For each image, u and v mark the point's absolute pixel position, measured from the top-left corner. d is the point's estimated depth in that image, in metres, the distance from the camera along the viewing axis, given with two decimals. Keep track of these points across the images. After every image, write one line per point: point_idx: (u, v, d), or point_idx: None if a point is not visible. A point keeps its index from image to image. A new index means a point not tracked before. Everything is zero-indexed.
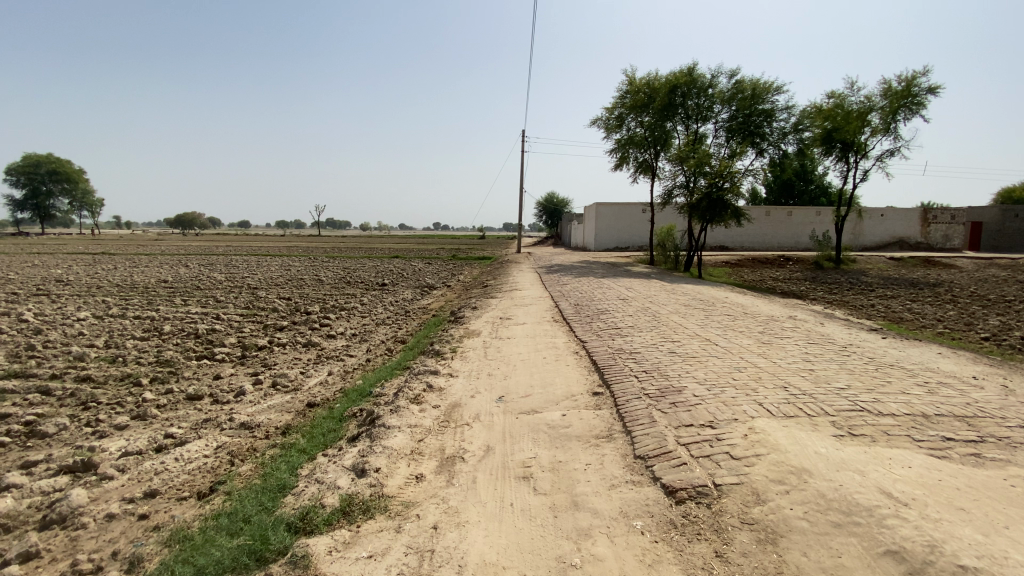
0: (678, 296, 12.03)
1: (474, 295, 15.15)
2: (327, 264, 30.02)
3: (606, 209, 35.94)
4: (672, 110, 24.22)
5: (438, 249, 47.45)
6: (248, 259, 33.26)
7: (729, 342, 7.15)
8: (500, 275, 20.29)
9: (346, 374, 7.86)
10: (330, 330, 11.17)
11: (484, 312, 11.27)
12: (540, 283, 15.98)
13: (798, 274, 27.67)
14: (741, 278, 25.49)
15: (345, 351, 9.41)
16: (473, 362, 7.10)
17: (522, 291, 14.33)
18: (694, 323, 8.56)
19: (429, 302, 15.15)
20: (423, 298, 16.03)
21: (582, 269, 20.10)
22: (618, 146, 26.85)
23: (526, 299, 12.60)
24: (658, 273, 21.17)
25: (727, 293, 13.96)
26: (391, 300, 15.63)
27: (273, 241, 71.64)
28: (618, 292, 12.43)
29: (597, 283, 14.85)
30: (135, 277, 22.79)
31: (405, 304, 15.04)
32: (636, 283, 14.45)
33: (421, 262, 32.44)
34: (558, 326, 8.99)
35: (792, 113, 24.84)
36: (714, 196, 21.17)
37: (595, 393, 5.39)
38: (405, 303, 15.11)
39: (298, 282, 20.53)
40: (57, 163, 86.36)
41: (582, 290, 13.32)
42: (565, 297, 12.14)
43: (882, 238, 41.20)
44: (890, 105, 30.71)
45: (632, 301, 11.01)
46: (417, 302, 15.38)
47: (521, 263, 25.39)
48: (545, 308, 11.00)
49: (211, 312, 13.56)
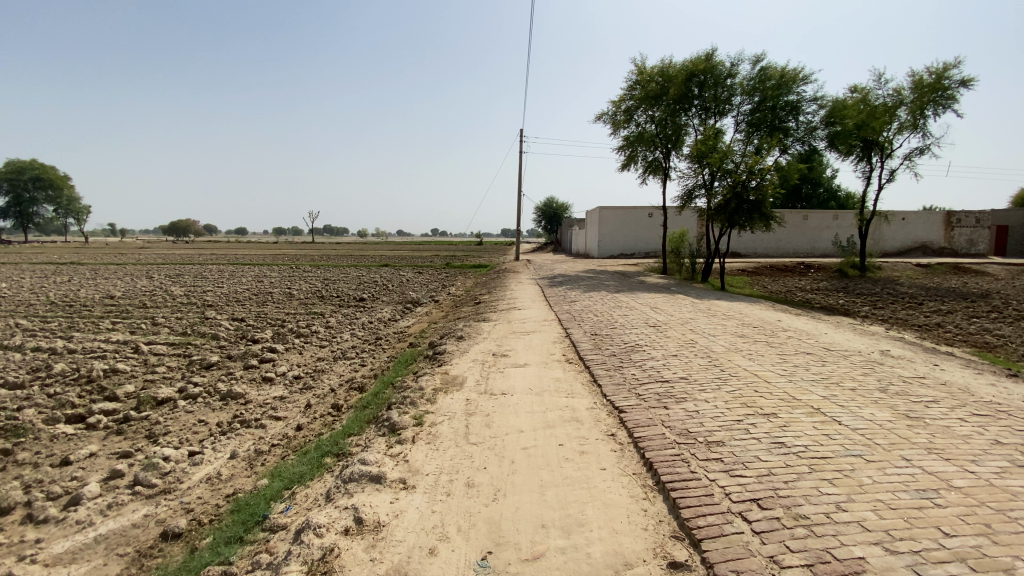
0: (724, 321, 9.33)
1: (464, 315, 12.38)
2: (305, 274, 27.30)
3: (609, 213, 33.43)
4: (688, 102, 21.52)
5: (433, 257, 44.63)
6: (223, 269, 30.39)
7: (856, 415, 4.51)
8: (496, 288, 17.58)
9: (257, 460, 5.18)
10: (267, 371, 8.46)
11: (473, 343, 8.53)
12: (542, 300, 13.31)
13: (824, 284, 25.04)
14: (765, 288, 22.79)
15: (271, 410, 6.66)
16: (447, 451, 4.36)
17: (523, 311, 11.53)
18: (775, 370, 5.90)
19: (409, 324, 12.46)
20: (403, 319, 13.27)
21: (591, 279, 17.49)
22: (626, 144, 24.17)
23: (528, 324, 9.80)
24: (676, 284, 18.56)
25: (775, 313, 11.31)
26: (362, 322, 12.92)
27: (262, 249, 68.96)
28: (645, 314, 9.72)
29: (613, 301, 12.19)
30: (80, 292, 19.97)
31: (378, 327, 12.33)
32: (662, 301, 11.80)
33: (410, 271, 29.80)
34: (576, 372, 6.29)
35: (822, 106, 22.23)
36: (743, 196, 18.33)
37: (672, 564, 2.70)
38: (378, 327, 12.34)
39: (263, 298, 17.76)
40: (43, 169, 83.32)
41: (598, 311, 10.67)
42: (578, 322, 9.45)
43: (904, 243, 38.51)
44: (920, 99, 28.21)
45: (669, 329, 8.34)
46: (395, 324, 12.64)
47: (521, 273, 22.73)
48: (552, 338, 8.33)
49: (131, 342, 10.80)
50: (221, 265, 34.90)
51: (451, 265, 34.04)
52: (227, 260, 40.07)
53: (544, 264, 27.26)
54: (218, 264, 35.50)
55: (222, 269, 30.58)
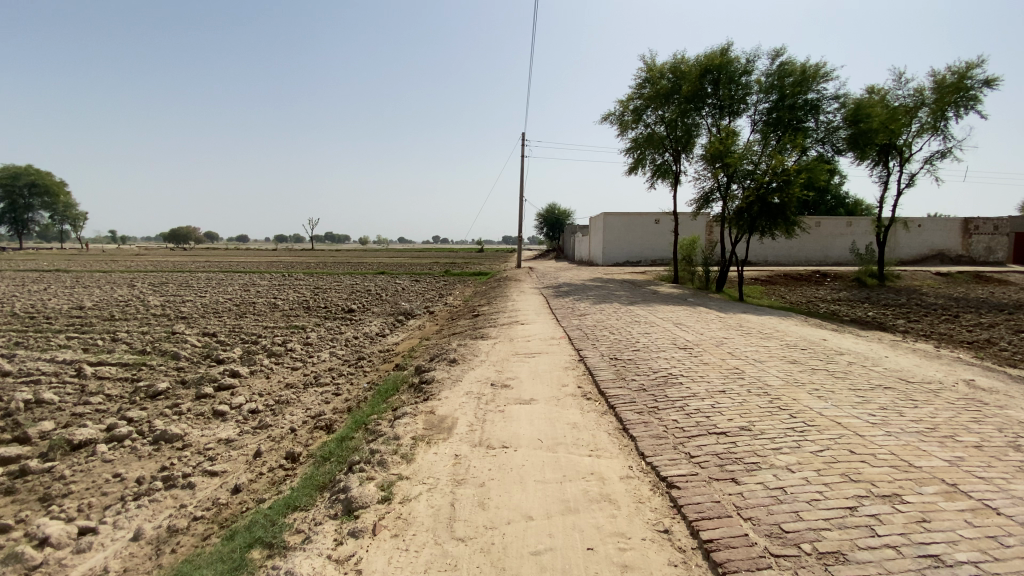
0: (764, 341, 7.95)
1: (459, 331, 10.96)
2: (296, 283, 25.87)
3: (614, 219, 32.16)
4: (701, 100, 20.18)
5: (432, 264, 43.25)
6: (211, 277, 28.99)
7: (1017, 501, 3.13)
8: (496, 298, 16.19)
9: (165, 550, 3.77)
10: (220, 403, 7.03)
11: (468, 367, 7.12)
12: (548, 313, 11.90)
13: (844, 294, 23.57)
14: (784, 298, 21.28)
15: (207, 463, 5.24)
16: (420, 555, 2.95)
17: (526, 328, 10.12)
18: (861, 415, 4.52)
19: (398, 341, 11.04)
20: (391, 335, 11.84)
21: (600, 289, 16.15)
22: (634, 146, 22.96)
23: (533, 344, 8.38)
24: (692, 294, 17.19)
25: (814, 331, 9.92)
26: (345, 339, 11.48)
27: (258, 256, 67.78)
28: (669, 333, 8.35)
29: (629, 315, 10.81)
30: (49, 301, 18.56)
31: (362, 344, 10.89)
32: (685, 316, 10.43)
33: (408, 279, 28.43)
34: (599, 415, 4.90)
35: (844, 106, 20.84)
36: (767, 199, 16.65)
37: None
38: (362, 344, 10.91)
39: (243, 309, 16.35)
40: (40, 176, 82.39)
41: (613, 327, 9.30)
42: (592, 341, 8.09)
43: (920, 251, 36.95)
44: (941, 101, 26.90)
45: (703, 352, 6.98)
46: (381, 341, 11.20)
47: (522, 281, 21.36)
48: (564, 363, 6.94)
49: (76, 363, 9.40)
50: (210, 273, 33.57)
51: (449, 273, 32.66)
52: (218, 268, 38.72)
53: (547, 272, 25.86)
54: (208, 271, 34.29)
55: (209, 277, 29.22)
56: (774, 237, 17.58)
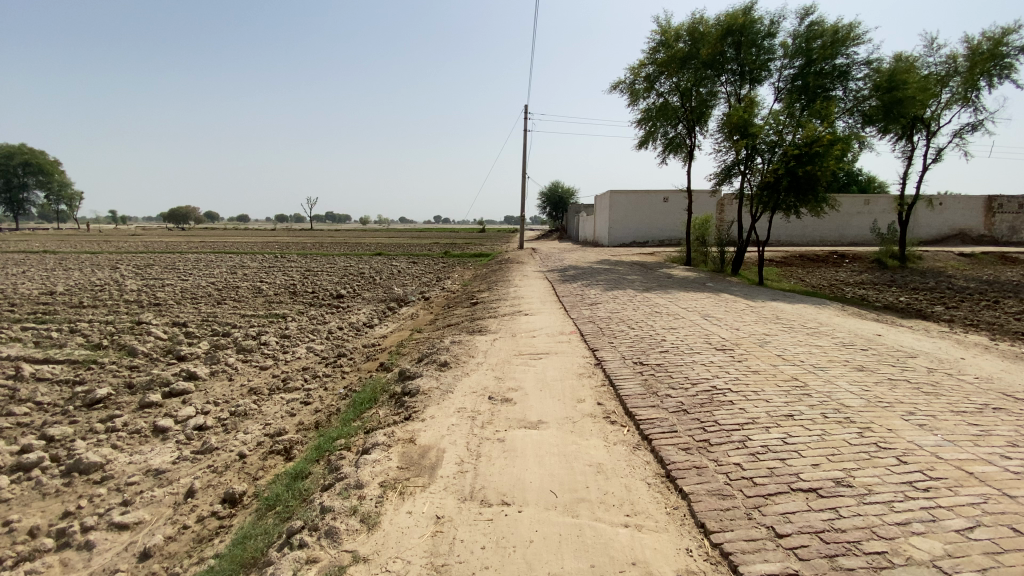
0: (812, 338, 6.72)
1: (455, 322, 9.72)
2: (288, 265, 24.64)
3: (621, 197, 30.70)
4: (721, 65, 18.55)
5: (432, 245, 41.92)
6: (201, 259, 27.79)
7: None
8: (497, 282, 14.94)
9: None
10: (161, 418, 5.82)
11: (461, 373, 5.89)
12: (555, 301, 10.63)
13: (867, 276, 22.18)
14: (804, 282, 19.90)
15: (120, 509, 4.06)
16: None
17: (531, 319, 8.87)
18: (997, 461, 3.29)
19: (386, 333, 9.79)
20: (379, 326, 10.60)
21: (609, 273, 14.87)
22: (646, 118, 21.58)
23: (538, 341, 7.14)
24: (708, 277, 15.90)
25: (859, 323, 8.66)
26: (326, 331, 10.19)
27: (255, 237, 66.59)
28: (698, 328, 7.13)
29: (646, 303, 9.56)
30: (22, 287, 17.39)
31: (344, 337, 9.61)
32: (710, 305, 9.18)
33: (405, 261, 27.15)
34: (629, 453, 3.69)
35: (876, 73, 19.06)
36: (796, 172, 14.98)
37: None
38: (345, 337, 9.66)
39: (225, 294, 15.14)
40: (32, 155, 80.62)
41: (631, 319, 8.07)
42: (610, 338, 6.87)
43: (941, 231, 35.17)
44: (973, 70, 25.00)
45: (747, 355, 5.75)
46: (368, 333, 9.96)
47: (525, 263, 20.06)
48: (578, 369, 5.69)
49: (16, 361, 8.20)
50: (201, 254, 32.33)
51: (449, 254, 31.39)
52: (211, 249, 37.47)
53: (551, 254, 24.54)
54: (199, 253, 33.03)
55: (199, 259, 28.02)
56: (801, 215, 15.93)
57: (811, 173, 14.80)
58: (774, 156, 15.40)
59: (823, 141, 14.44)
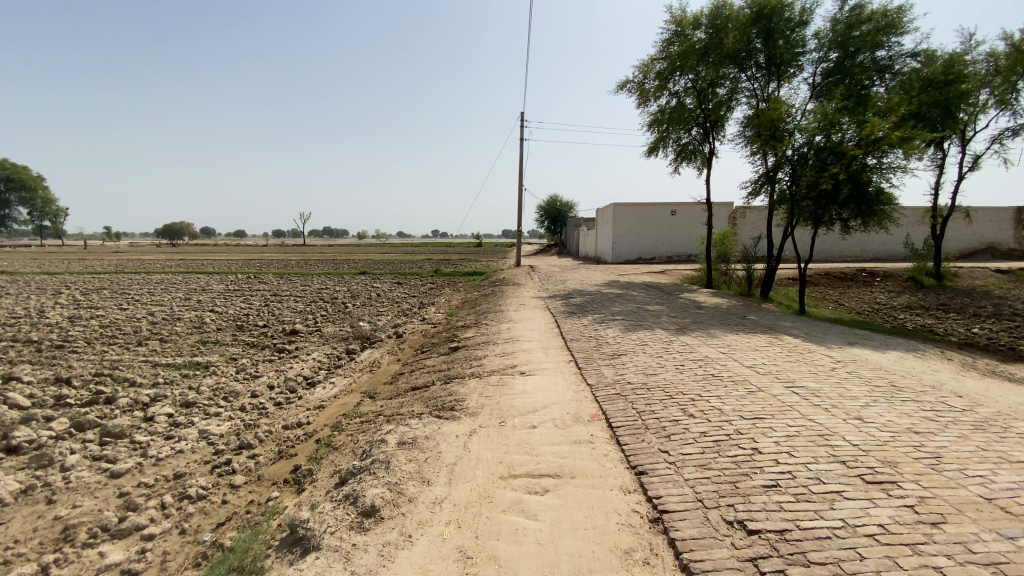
0: (998, 446, 4.02)
1: (422, 382, 6.90)
2: (254, 287, 21.91)
3: (625, 210, 28.23)
4: (745, 58, 16.16)
5: (424, 262, 39.26)
6: (162, 281, 25.00)
7: None
8: (486, 313, 12.30)
9: None
10: None
11: (398, 534, 3.13)
12: (559, 345, 7.91)
13: (908, 298, 19.59)
14: (840, 305, 17.32)
15: None
16: None
17: (528, 382, 6.04)
18: None
19: (323, 401, 6.95)
20: (320, 384, 7.75)
21: (623, 301, 12.19)
22: (657, 121, 19.37)
23: (540, 441, 4.36)
24: (740, 304, 13.31)
25: (1006, 391, 5.93)
26: (243, 396, 7.36)
27: (240, 251, 63.79)
28: (796, 419, 4.46)
29: (689, 352, 6.88)
30: None
31: (262, 408, 6.80)
32: (783, 360, 6.47)
33: (389, 281, 24.47)
34: None
35: (921, 69, 16.66)
36: (860, 176, 11.68)
37: None
38: (263, 407, 6.83)
39: (154, 330, 12.40)
40: (13, 169, 78.00)
41: (678, 386, 5.38)
42: (659, 437, 4.18)
43: (969, 244, 31.74)
44: (1012, 69, 21.59)
45: (936, 506, 3.07)
46: (300, 399, 7.12)
47: (523, 286, 17.46)
48: (617, 533, 2.98)
49: None
50: (169, 275, 29.65)
51: (439, 272, 28.76)
52: (183, 269, 34.76)
53: (551, 274, 21.96)
54: (165, 273, 30.16)
55: (161, 281, 25.32)
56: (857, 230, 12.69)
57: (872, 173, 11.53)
58: (824, 156, 12.22)
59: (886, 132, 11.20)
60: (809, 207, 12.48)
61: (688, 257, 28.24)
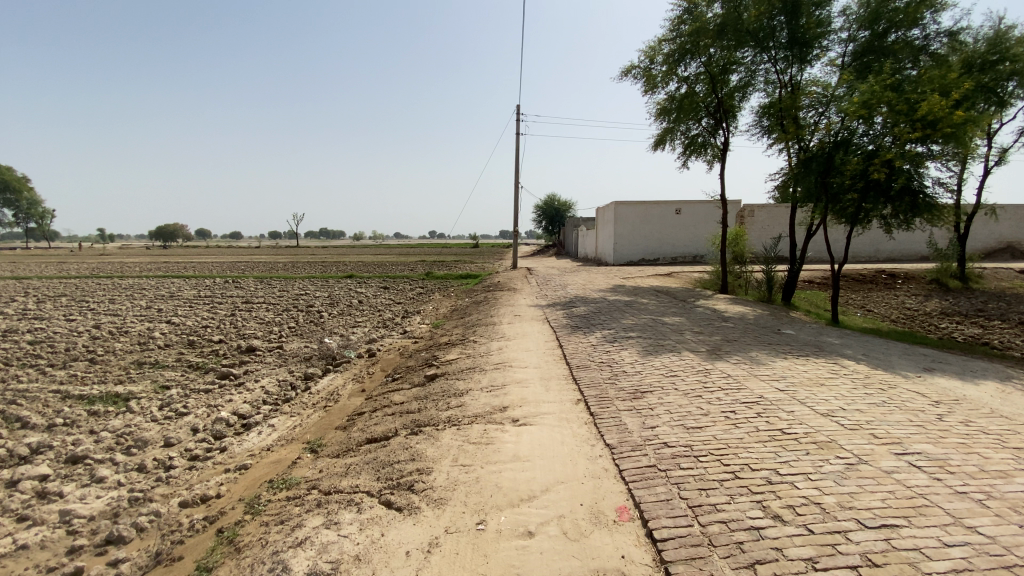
0: None
1: (381, 430, 5.19)
2: (227, 294, 20.15)
3: (626, 209, 26.57)
4: (764, 38, 14.55)
5: (417, 264, 37.40)
6: (132, 287, 23.19)
7: None
8: (475, 325, 10.62)
9: None
10: None
11: None
12: (562, 372, 6.21)
13: (938, 302, 17.97)
14: (868, 311, 15.67)
15: None
16: None
17: (521, 440, 4.33)
18: None
19: (250, 458, 5.25)
20: (255, 429, 6.04)
21: (634, 311, 10.54)
22: (665, 111, 17.75)
23: (539, 572, 2.65)
24: (766, 313, 11.66)
25: None
26: (149, 449, 5.65)
27: (229, 254, 61.99)
28: (947, 529, 2.81)
29: (736, 387, 5.22)
30: None
31: (166, 468, 5.10)
32: (863, 402, 4.85)
33: (376, 285, 22.72)
34: None
35: (957, 51, 15.00)
36: (914, 164, 9.83)
37: None
38: (169, 467, 5.12)
39: (89, 348, 10.63)
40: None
41: (739, 453, 3.73)
42: (737, 569, 2.54)
43: (988, 244, 30.31)
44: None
45: None
46: (222, 453, 5.39)
47: (519, 291, 15.78)
48: None
49: None
50: (142, 279, 27.79)
51: (431, 275, 27.03)
52: (162, 273, 32.93)
53: (550, 277, 20.30)
54: (138, 278, 28.33)
55: (129, 287, 23.46)
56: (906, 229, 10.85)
57: (927, 158, 9.72)
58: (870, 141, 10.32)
59: (946, 109, 9.41)
60: (853, 202, 10.61)
61: (694, 258, 26.61)
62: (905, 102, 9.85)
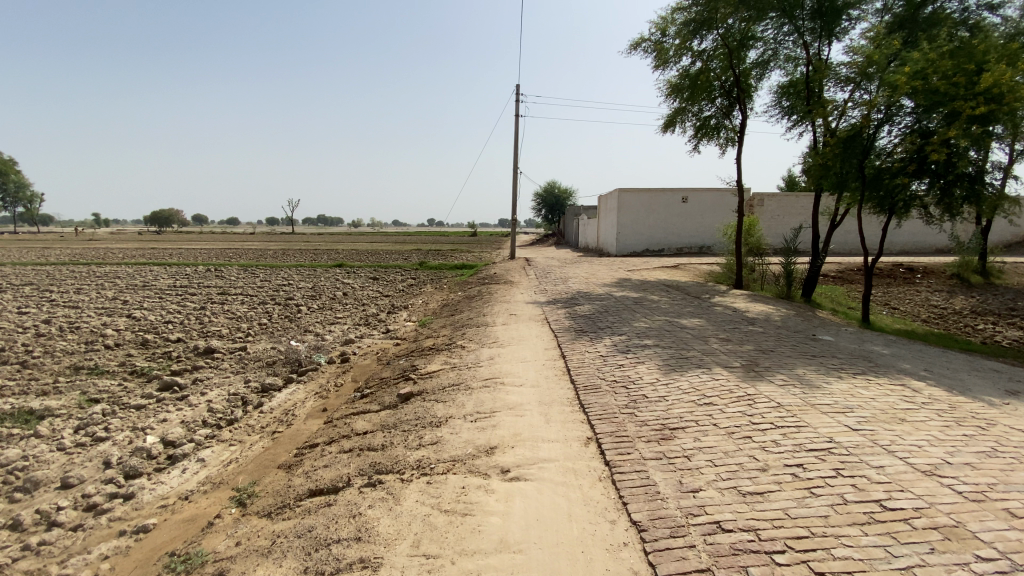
0: None
1: (329, 479, 3.96)
2: (204, 284, 18.86)
3: (630, 197, 25.23)
4: (789, 8, 13.17)
5: (412, 253, 35.99)
6: (106, 275, 21.84)
7: None
8: (465, 324, 9.38)
9: None
10: None
11: None
12: (567, 395, 4.97)
13: (966, 300, 16.76)
14: (894, 309, 14.43)
15: None
16: None
17: (512, 509, 3.10)
18: None
19: (158, 515, 4.02)
20: (179, 466, 4.80)
21: (646, 310, 9.32)
22: (676, 90, 16.34)
23: None
24: (792, 313, 10.45)
25: None
26: (40, 497, 4.46)
27: (219, 241, 60.49)
28: None
29: (795, 425, 4.00)
30: None
31: (48, 531, 3.90)
32: (968, 451, 3.65)
33: (365, 276, 21.44)
34: None
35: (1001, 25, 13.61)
36: (974, 145, 8.58)
37: None
38: (52, 528, 3.92)
39: (24, 348, 9.34)
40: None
41: (831, 550, 2.53)
42: None
43: (1006, 239, 29.05)
44: None
45: None
46: (129, 506, 4.20)
47: (516, 285, 14.50)
48: None
49: None
50: (120, 267, 26.34)
51: (425, 265, 25.73)
52: (145, 260, 31.53)
53: (549, 269, 19.03)
54: (119, 265, 27.02)
55: (103, 275, 22.05)
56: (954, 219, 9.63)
57: (989, 138, 8.48)
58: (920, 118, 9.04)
59: (1013, 81, 8.24)
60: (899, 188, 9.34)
61: (701, 249, 25.34)
62: (964, 72, 8.61)
